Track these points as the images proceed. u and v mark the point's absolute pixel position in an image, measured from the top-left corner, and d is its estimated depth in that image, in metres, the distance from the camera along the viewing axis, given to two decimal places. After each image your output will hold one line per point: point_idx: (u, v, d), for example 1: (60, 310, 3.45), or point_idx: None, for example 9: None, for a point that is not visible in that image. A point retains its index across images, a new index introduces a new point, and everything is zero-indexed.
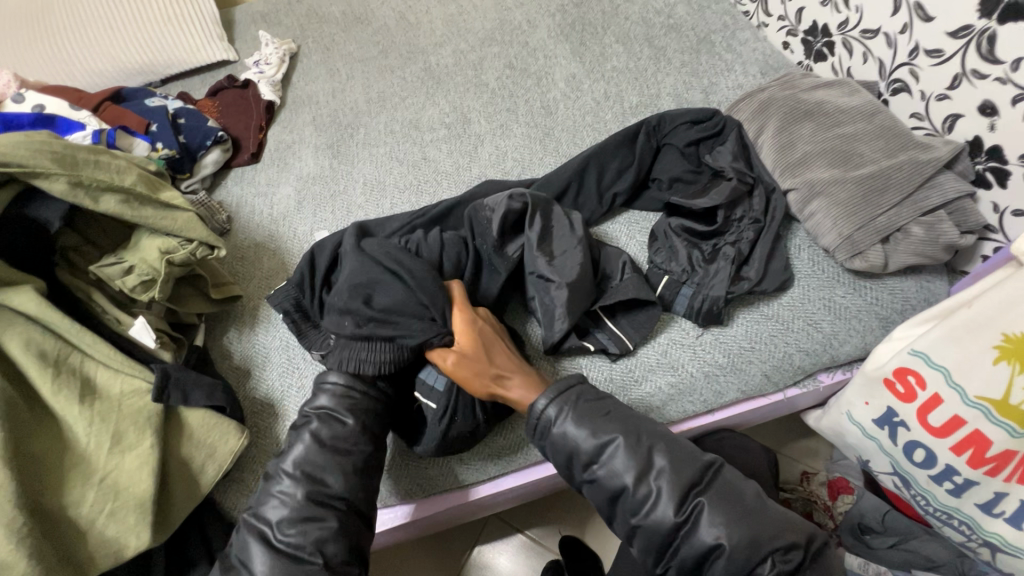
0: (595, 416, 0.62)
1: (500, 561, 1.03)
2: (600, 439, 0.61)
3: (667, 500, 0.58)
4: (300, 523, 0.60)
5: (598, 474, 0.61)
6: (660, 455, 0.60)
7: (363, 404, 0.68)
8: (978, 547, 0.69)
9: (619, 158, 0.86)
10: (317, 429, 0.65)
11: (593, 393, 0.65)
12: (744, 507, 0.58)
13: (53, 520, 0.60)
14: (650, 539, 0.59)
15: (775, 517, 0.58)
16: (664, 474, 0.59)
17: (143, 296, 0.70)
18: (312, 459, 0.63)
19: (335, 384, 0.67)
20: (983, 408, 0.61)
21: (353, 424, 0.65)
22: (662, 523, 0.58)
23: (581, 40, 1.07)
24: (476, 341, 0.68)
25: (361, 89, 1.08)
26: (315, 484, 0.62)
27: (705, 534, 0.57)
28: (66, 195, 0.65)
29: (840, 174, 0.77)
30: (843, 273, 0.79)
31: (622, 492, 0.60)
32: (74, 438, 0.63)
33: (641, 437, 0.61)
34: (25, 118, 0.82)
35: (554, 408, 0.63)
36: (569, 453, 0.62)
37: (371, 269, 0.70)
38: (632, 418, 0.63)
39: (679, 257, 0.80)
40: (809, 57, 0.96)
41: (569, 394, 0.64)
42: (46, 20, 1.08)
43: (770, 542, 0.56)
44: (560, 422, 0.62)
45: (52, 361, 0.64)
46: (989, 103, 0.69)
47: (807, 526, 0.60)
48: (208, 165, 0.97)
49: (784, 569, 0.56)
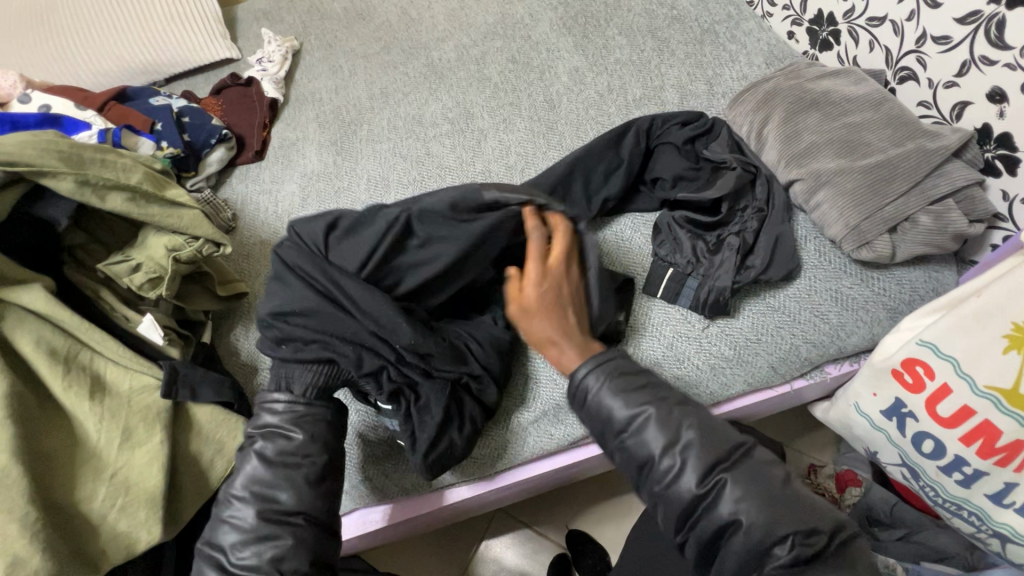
0: (630, 386, 0.60)
1: (508, 555, 1.04)
2: (631, 410, 0.58)
3: (692, 468, 0.55)
4: (255, 543, 0.57)
5: (627, 445, 0.58)
6: (692, 429, 0.57)
7: (311, 416, 0.64)
8: (987, 538, 0.69)
9: (605, 161, 0.84)
10: (263, 447, 0.62)
11: (630, 364, 0.62)
12: (772, 489, 0.54)
13: (65, 516, 0.60)
14: (671, 510, 0.56)
15: (800, 500, 0.54)
16: (691, 448, 0.56)
17: (151, 293, 0.71)
18: (263, 477, 0.60)
19: (276, 403, 0.64)
20: (992, 398, 0.61)
21: (300, 439, 0.62)
22: (682, 493, 0.55)
23: (584, 33, 1.06)
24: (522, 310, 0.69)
25: (364, 86, 1.08)
26: (267, 502, 0.59)
27: (724, 508, 0.54)
28: (73, 194, 0.66)
29: (847, 163, 0.76)
30: (850, 263, 0.78)
31: (649, 463, 0.57)
32: (84, 435, 0.64)
33: (673, 410, 0.58)
34: (31, 118, 0.82)
35: (591, 377, 0.61)
36: (601, 422, 0.60)
37: (291, 291, 0.65)
38: (668, 393, 0.60)
39: (683, 249, 0.79)
40: (815, 47, 0.95)
41: (607, 364, 0.62)
42: (52, 21, 1.09)
43: (787, 525, 0.52)
44: (595, 392, 0.60)
45: (63, 359, 0.64)
46: (998, 89, 0.68)
47: (837, 515, 0.55)
48: (213, 163, 0.97)
49: (805, 553, 0.51)
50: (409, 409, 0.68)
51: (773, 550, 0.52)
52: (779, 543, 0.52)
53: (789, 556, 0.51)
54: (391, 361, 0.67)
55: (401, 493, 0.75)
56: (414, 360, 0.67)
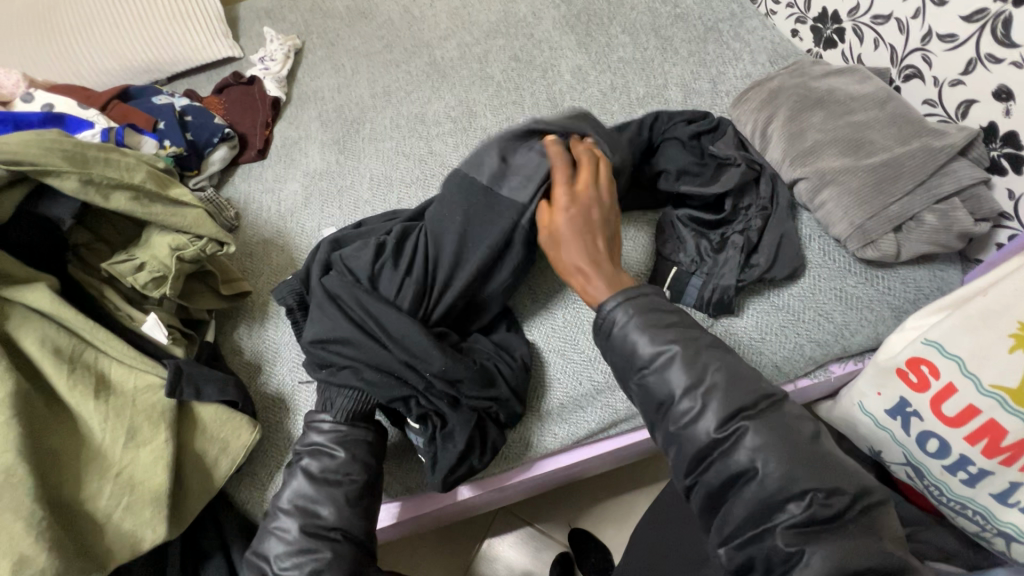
0: (657, 323, 0.60)
1: (511, 554, 1.04)
2: (658, 347, 0.59)
3: (712, 412, 0.55)
4: (296, 555, 0.59)
5: (648, 382, 0.59)
6: (717, 373, 0.56)
7: (353, 436, 0.66)
8: (992, 538, 0.67)
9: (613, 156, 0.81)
10: (309, 463, 0.64)
11: (666, 305, 0.62)
12: (795, 443, 0.53)
13: (71, 515, 0.60)
14: (686, 451, 0.56)
15: (824, 458, 0.53)
16: (715, 393, 0.55)
17: (155, 292, 0.71)
18: (306, 493, 0.62)
19: (325, 423, 0.67)
20: (998, 397, 0.61)
21: (343, 458, 0.64)
22: (699, 434, 0.55)
23: (587, 31, 1.06)
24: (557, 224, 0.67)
25: (367, 84, 1.08)
26: (309, 516, 0.61)
27: (741, 455, 0.53)
28: (77, 193, 0.66)
29: (852, 162, 0.75)
30: (855, 262, 0.78)
31: (668, 402, 0.57)
32: (89, 434, 0.64)
33: (700, 352, 0.58)
34: (34, 117, 0.82)
35: (621, 310, 0.61)
36: (626, 357, 0.60)
37: (329, 314, 0.70)
38: (700, 337, 0.60)
39: (687, 248, 0.79)
40: (819, 45, 0.95)
41: (641, 300, 0.62)
42: (53, 20, 1.09)
43: (810, 479, 0.51)
44: (624, 325, 0.60)
45: (67, 358, 0.64)
46: (1005, 88, 0.68)
47: (865, 480, 0.53)
48: (215, 162, 0.97)
49: (821, 513, 0.50)
50: (434, 432, 0.69)
51: (787, 506, 0.51)
52: (794, 499, 0.51)
53: (802, 511, 0.50)
54: (420, 390, 0.68)
55: (404, 492, 0.75)
56: (441, 386, 0.68)
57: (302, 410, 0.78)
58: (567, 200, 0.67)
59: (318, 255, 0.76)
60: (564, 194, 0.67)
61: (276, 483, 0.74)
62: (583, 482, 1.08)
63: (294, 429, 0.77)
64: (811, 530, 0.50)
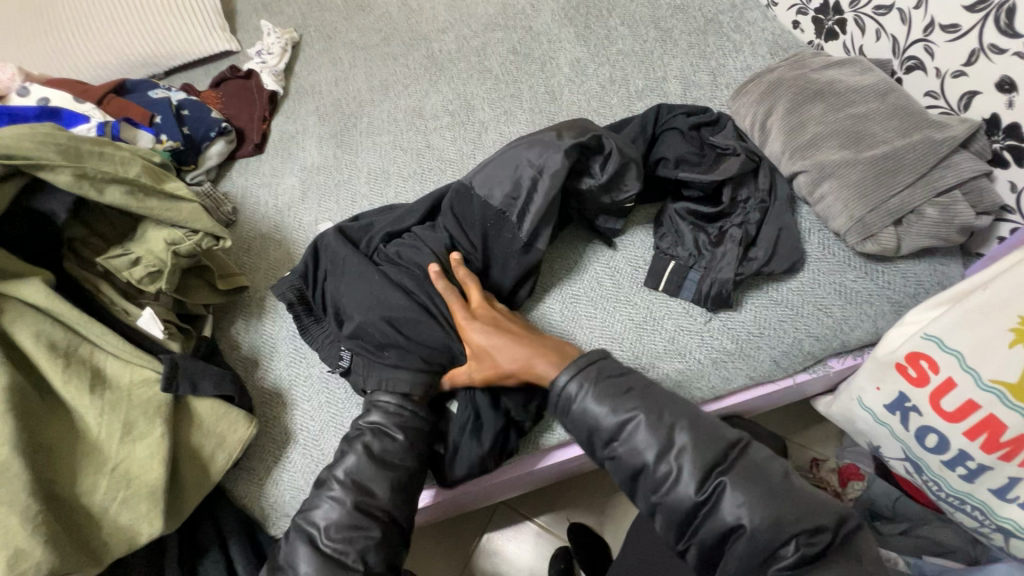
0: (615, 393, 0.63)
1: (510, 548, 1.04)
2: (621, 415, 0.62)
3: (689, 475, 0.59)
4: (346, 529, 0.62)
5: (618, 451, 0.62)
6: (682, 432, 0.61)
7: (412, 422, 0.69)
8: (991, 532, 0.68)
9: None
10: (370, 442, 0.66)
11: (616, 369, 0.66)
12: (770, 486, 0.58)
13: (67, 509, 0.60)
14: (672, 516, 0.60)
15: (798, 498, 0.58)
16: (686, 452, 0.59)
17: (151, 287, 0.71)
18: (363, 470, 0.64)
19: (386, 403, 0.69)
20: (997, 392, 0.60)
21: (402, 441, 0.67)
22: (682, 499, 0.58)
23: (586, 23, 1.05)
24: (478, 345, 0.68)
25: (364, 77, 1.07)
26: (362, 494, 0.63)
27: (727, 513, 0.57)
28: (71, 187, 0.65)
29: (852, 155, 0.74)
30: (855, 256, 0.78)
31: (643, 469, 0.61)
32: (85, 428, 0.64)
33: (663, 414, 0.62)
34: (29, 111, 0.82)
35: (576, 384, 0.64)
36: (591, 428, 0.63)
37: (391, 297, 0.72)
38: (658, 396, 0.64)
39: (685, 241, 0.79)
40: (820, 36, 0.94)
41: (592, 369, 0.65)
42: (49, 14, 1.08)
43: (795, 523, 0.56)
44: (580, 399, 0.64)
45: (63, 352, 0.64)
46: (1008, 79, 0.67)
47: (838, 507, 0.59)
48: (212, 157, 0.97)
49: (809, 552, 0.55)
50: (467, 422, 0.70)
51: (780, 550, 0.56)
52: (785, 543, 0.56)
53: (794, 555, 0.55)
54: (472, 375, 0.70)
55: None
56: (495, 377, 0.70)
57: (301, 403, 0.78)
58: (465, 327, 0.70)
59: (337, 251, 0.77)
60: (464, 318, 0.70)
61: (274, 478, 0.74)
62: (584, 477, 1.07)
63: (293, 424, 0.77)
64: (805, 569, 0.55)
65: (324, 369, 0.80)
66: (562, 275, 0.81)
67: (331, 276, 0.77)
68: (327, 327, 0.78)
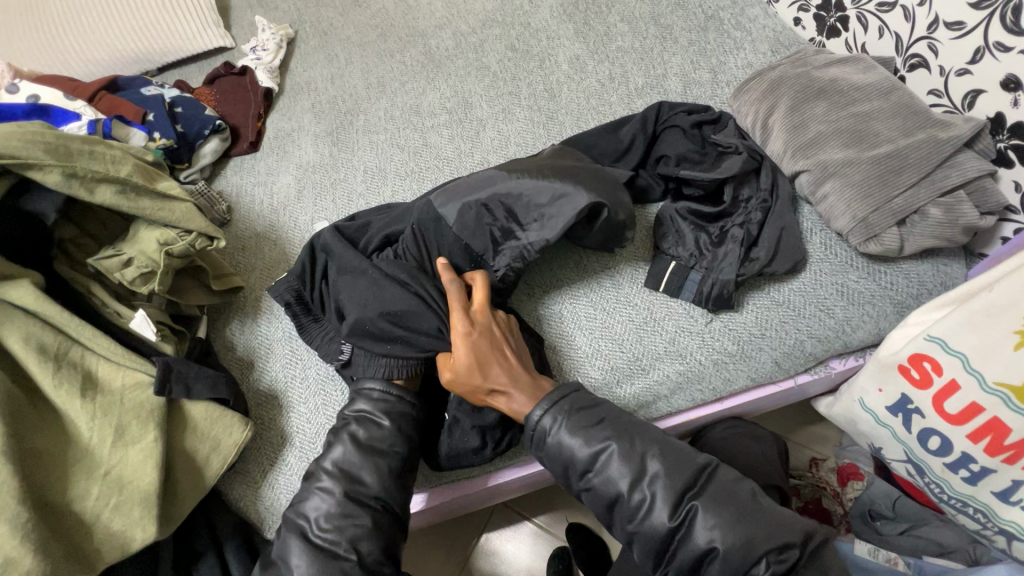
0: (588, 423, 0.63)
1: (508, 548, 1.03)
2: (593, 448, 0.62)
3: (661, 502, 0.59)
4: (336, 519, 0.62)
5: (593, 482, 0.62)
6: (654, 459, 0.61)
7: (400, 408, 0.69)
8: (994, 534, 0.68)
9: (605, 147, 0.85)
10: (355, 430, 0.67)
11: (588, 400, 0.65)
12: (742, 507, 0.58)
13: (57, 517, 0.59)
14: (647, 544, 0.60)
15: (769, 516, 0.58)
16: (658, 479, 0.60)
17: (144, 288, 0.70)
18: (349, 458, 0.65)
19: (372, 389, 0.69)
20: (1002, 395, 0.59)
21: (389, 427, 0.67)
22: (655, 527, 0.59)
23: (585, 20, 1.04)
24: (466, 354, 0.65)
25: (360, 75, 1.05)
26: (353, 483, 0.64)
27: (699, 537, 0.57)
28: (60, 187, 0.64)
29: (855, 154, 0.74)
30: (856, 257, 0.77)
31: (618, 498, 0.61)
32: (77, 432, 0.62)
33: (635, 442, 0.62)
34: (18, 109, 0.80)
35: (549, 418, 0.64)
36: (566, 461, 0.63)
37: (388, 292, 0.70)
38: (629, 424, 0.64)
39: (686, 241, 0.78)
40: (823, 33, 0.93)
41: (565, 401, 0.64)
42: (40, 9, 1.06)
43: (763, 544, 0.56)
44: (555, 432, 0.63)
45: (52, 355, 0.63)
46: (1013, 77, 0.66)
47: (806, 524, 0.59)
48: (207, 155, 0.96)
49: (779, 569, 0.56)
50: None
51: (754, 569, 0.56)
52: (756, 565, 0.56)
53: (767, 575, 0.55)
54: None
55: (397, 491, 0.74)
56: None
57: (297, 405, 0.77)
58: (463, 331, 0.66)
59: (341, 250, 0.75)
60: (462, 323, 0.66)
61: (270, 481, 0.73)
62: None
63: (289, 427, 0.76)
64: None
65: (320, 370, 0.79)
66: (563, 275, 0.80)
67: (332, 278, 0.75)
68: (326, 328, 0.76)
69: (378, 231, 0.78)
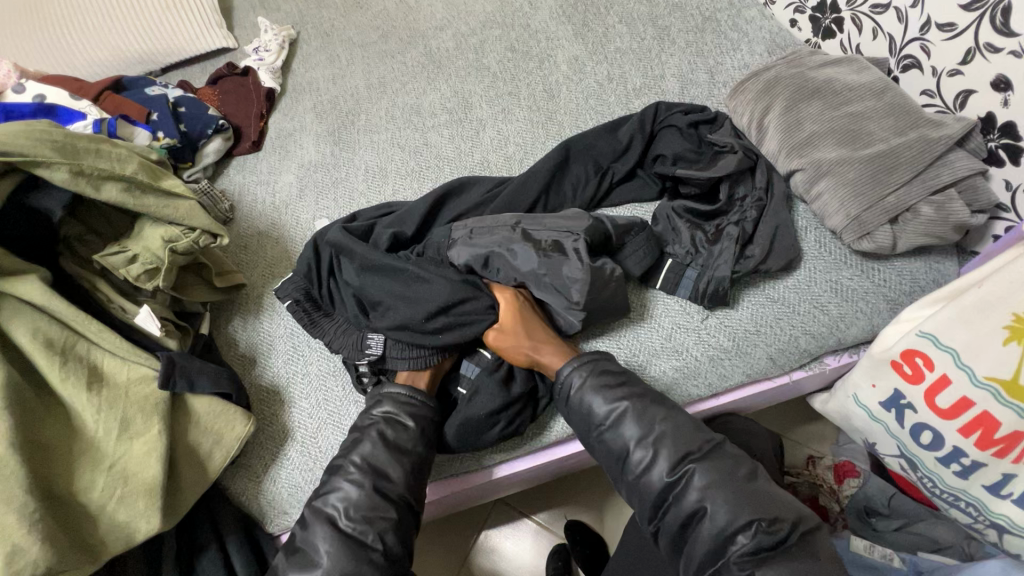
0: (610, 384, 0.66)
1: (508, 544, 1.04)
2: (611, 404, 0.65)
3: (661, 461, 0.62)
4: (364, 511, 0.63)
5: (606, 437, 0.65)
6: (665, 423, 0.64)
7: (421, 411, 0.70)
8: (985, 528, 0.68)
9: (603, 147, 0.86)
10: (384, 429, 0.67)
11: (615, 364, 0.69)
12: (736, 483, 0.60)
13: (64, 509, 0.60)
14: (645, 498, 0.63)
15: (762, 495, 0.59)
16: (665, 441, 0.63)
17: (149, 284, 0.71)
18: (378, 455, 0.66)
19: (396, 392, 0.70)
20: (992, 389, 0.60)
21: (414, 428, 0.68)
22: (653, 481, 0.62)
23: (584, 21, 1.05)
24: (514, 310, 0.73)
25: (361, 76, 1.07)
26: (379, 477, 0.65)
27: (691, 496, 0.60)
28: (68, 184, 0.65)
29: (848, 153, 0.75)
30: (850, 254, 0.78)
31: (624, 454, 0.64)
32: (82, 425, 0.64)
33: (649, 406, 0.65)
34: (25, 108, 0.82)
35: (576, 374, 0.67)
36: (584, 416, 0.67)
37: (425, 290, 0.72)
38: (647, 390, 0.67)
39: (682, 239, 0.79)
40: (817, 34, 0.94)
41: (590, 363, 0.68)
42: (44, 9, 1.07)
43: (752, 510, 0.58)
44: (580, 389, 0.66)
45: (59, 349, 0.64)
46: (1003, 78, 0.67)
47: (805, 513, 0.60)
48: (210, 154, 0.97)
49: (767, 540, 0.56)
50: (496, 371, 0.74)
51: (737, 537, 0.57)
52: (743, 531, 0.57)
53: (751, 538, 0.57)
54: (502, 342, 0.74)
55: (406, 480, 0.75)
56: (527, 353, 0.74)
57: (298, 401, 0.78)
58: (511, 293, 0.74)
59: (359, 248, 0.76)
60: (509, 288, 0.75)
61: (270, 476, 0.74)
62: (582, 475, 1.08)
63: (290, 422, 0.77)
64: (763, 555, 0.56)
65: (321, 366, 0.80)
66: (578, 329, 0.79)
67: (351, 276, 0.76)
68: (337, 322, 0.77)
69: (382, 232, 0.80)
